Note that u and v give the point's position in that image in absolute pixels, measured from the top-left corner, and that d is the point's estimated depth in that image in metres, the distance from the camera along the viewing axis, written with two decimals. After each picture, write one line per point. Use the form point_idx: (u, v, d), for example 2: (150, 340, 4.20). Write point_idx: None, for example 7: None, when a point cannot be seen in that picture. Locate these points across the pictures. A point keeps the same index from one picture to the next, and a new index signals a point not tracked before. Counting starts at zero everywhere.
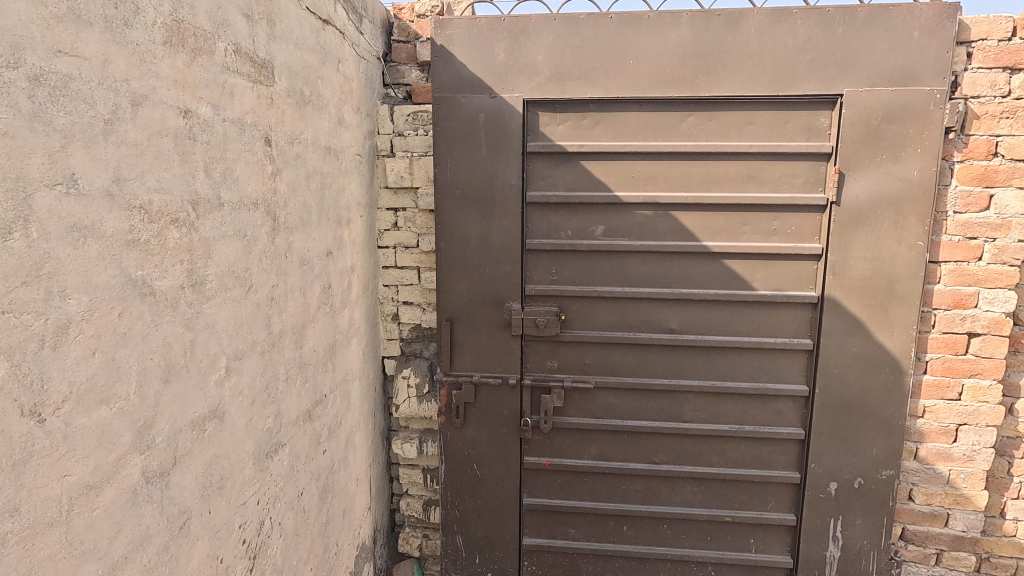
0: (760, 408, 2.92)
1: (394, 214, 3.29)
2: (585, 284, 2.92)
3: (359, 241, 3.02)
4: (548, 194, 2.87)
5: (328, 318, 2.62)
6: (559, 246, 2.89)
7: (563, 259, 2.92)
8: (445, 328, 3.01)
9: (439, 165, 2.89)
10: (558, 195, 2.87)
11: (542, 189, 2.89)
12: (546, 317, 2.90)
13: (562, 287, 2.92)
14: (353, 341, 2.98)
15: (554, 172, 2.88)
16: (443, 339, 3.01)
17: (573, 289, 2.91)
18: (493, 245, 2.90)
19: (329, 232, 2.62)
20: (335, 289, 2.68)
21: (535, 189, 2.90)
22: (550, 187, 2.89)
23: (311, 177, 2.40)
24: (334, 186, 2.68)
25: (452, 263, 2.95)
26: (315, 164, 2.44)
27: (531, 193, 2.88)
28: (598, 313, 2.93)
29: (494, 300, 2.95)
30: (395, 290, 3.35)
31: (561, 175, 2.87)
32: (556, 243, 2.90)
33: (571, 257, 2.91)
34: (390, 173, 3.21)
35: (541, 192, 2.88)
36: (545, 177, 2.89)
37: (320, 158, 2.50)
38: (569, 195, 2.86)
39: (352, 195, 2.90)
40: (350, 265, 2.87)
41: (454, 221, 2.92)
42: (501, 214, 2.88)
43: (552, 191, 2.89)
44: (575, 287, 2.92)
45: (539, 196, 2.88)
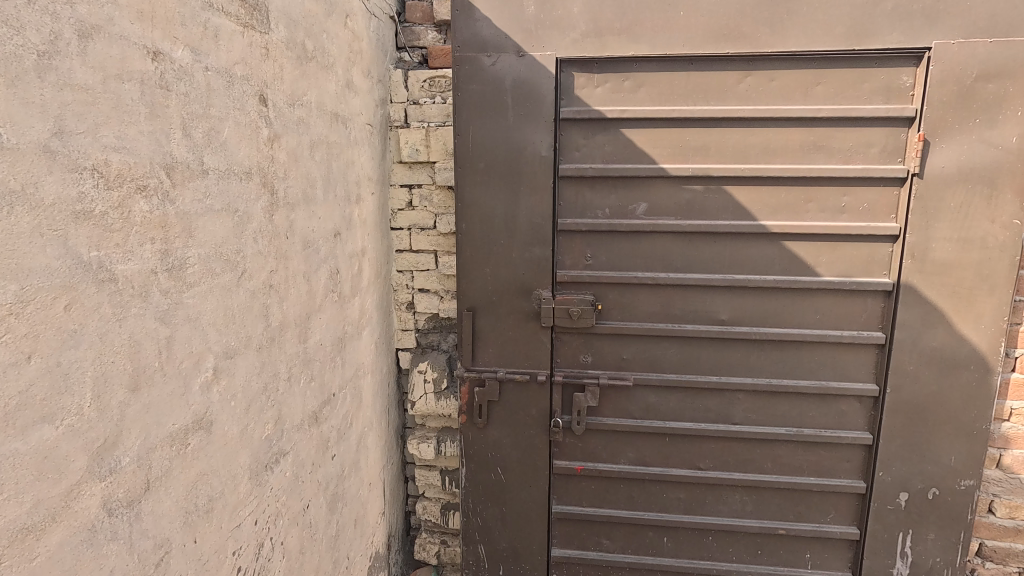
0: (820, 409, 2.59)
1: (408, 192, 2.97)
2: (623, 270, 2.59)
3: (371, 222, 2.71)
4: (583, 167, 2.53)
5: (337, 308, 2.32)
6: (594, 226, 2.56)
7: (599, 241, 2.59)
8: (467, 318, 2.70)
9: (459, 135, 2.56)
10: (594, 167, 2.53)
11: (575, 162, 2.55)
12: (581, 307, 2.58)
13: (598, 273, 2.59)
14: (364, 334, 2.69)
15: (589, 142, 2.53)
16: (464, 332, 2.70)
17: (611, 275, 2.58)
18: (520, 226, 2.58)
19: (337, 211, 2.31)
20: (344, 275, 2.38)
21: (568, 162, 2.56)
22: (585, 159, 2.55)
23: (315, 147, 2.09)
24: (343, 158, 2.36)
25: (474, 246, 2.63)
26: (319, 131, 2.12)
27: (564, 167, 2.54)
28: (638, 303, 2.60)
29: (521, 288, 2.63)
30: (410, 276, 3.07)
31: (597, 146, 2.53)
32: (591, 223, 2.56)
33: (608, 239, 2.58)
34: (404, 146, 2.89)
35: (574, 166, 2.54)
36: (579, 148, 2.54)
37: (325, 125, 2.18)
38: (606, 168, 2.52)
39: (363, 170, 2.59)
40: (361, 249, 2.57)
41: (476, 199, 2.59)
42: (529, 191, 2.55)
43: (587, 164, 2.54)
44: (612, 273, 2.59)
45: (573, 170, 2.54)
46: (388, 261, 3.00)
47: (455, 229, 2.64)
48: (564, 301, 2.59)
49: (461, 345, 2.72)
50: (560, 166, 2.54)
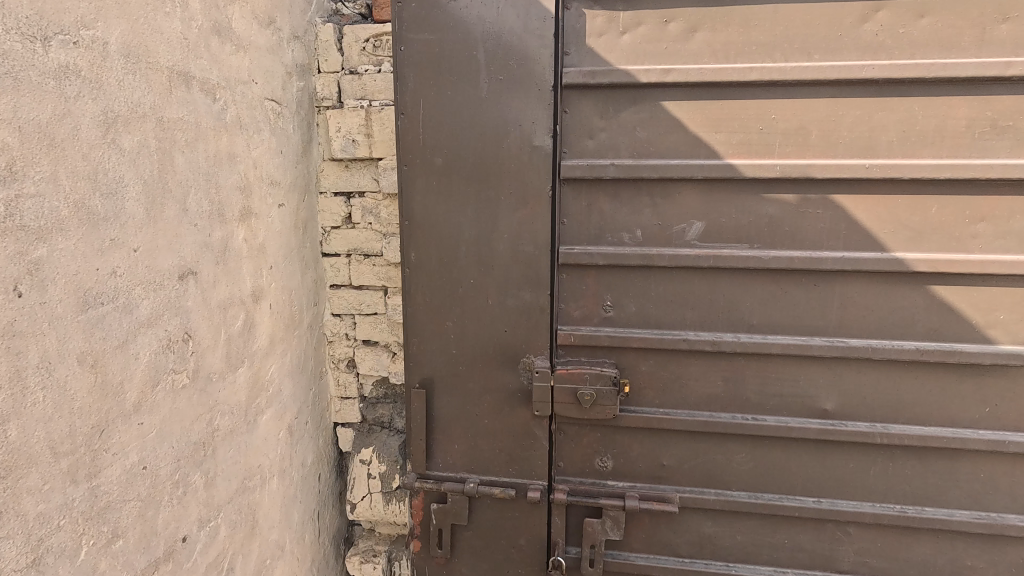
0: (987, 558, 1.59)
1: (346, 203, 2.08)
2: (664, 328, 1.62)
3: (277, 250, 1.79)
4: (600, 165, 1.58)
5: (190, 398, 1.40)
6: (618, 259, 1.60)
7: (624, 282, 1.62)
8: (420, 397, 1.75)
9: (402, 114, 1.63)
10: (616, 165, 1.57)
11: (587, 155, 1.60)
12: (597, 386, 1.63)
13: (623, 332, 1.63)
14: (264, 418, 1.77)
15: (609, 124, 1.58)
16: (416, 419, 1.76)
17: (644, 336, 1.62)
18: (500, 258, 1.64)
19: (190, 237, 1.39)
20: (204, 340, 1.45)
21: (576, 156, 1.60)
22: (602, 152, 1.59)
23: (119, 124, 1.17)
24: (206, 148, 1.44)
25: (429, 289, 1.69)
26: (134, 96, 1.20)
27: (569, 164, 1.59)
28: (687, 380, 1.64)
29: (502, 354, 1.69)
30: (350, 322, 2.17)
31: (623, 129, 1.57)
32: (612, 253, 1.60)
33: (639, 280, 1.61)
34: (337, 136, 1.99)
35: (586, 162, 1.59)
36: (594, 133, 1.59)
37: (156, 91, 1.27)
38: (637, 165, 1.56)
39: (258, 171, 1.67)
40: (252, 293, 1.66)
41: (430, 216, 1.66)
42: (514, 203, 1.61)
43: (605, 158, 1.58)
44: (647, 334, 1.62)
45: (583, 169, 1.58)
46: (314, 302, 2.08)
47: (401, 261, 1.70)
48: (571, 378, 1.63)
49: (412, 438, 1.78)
50: (563, 162, 1.59)
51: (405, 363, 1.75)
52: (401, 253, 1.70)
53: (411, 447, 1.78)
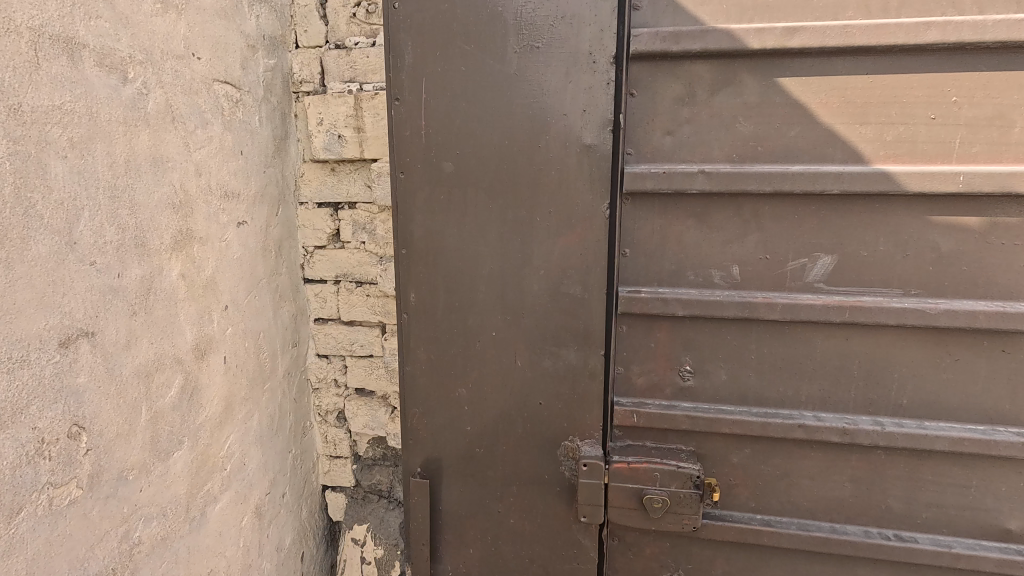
0: None
1: (333, 216, 1.63)
2: (767, 408, 1.20)
3: (235, 284, 1.35)
4: (685, 175, 1.15)
5: (84, 515, 0.96)
6: (707, 308, 1.18)
7: (712, 340, 1.21)
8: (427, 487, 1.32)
9: (397, 99, 1.18)
10: (708, 173, 1.14)
11: (663, 160, 1.17)
12: (669, 488, 1.18)
13: (710, 411, 1.21)
14: (218, 509, 1.33)
15: (696, 113, 1.15)
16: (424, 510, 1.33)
17: (742, 418, 1.19)
18: (534, 304, 1.21)
19: (80, 282, 0.94)
20: (113, 429, 1.01)
21: (647, 160, 1.18)
22: (686, 154, 1.16)
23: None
24: (110, 150, 0.99)
25: (435, 342, 1.26)
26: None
27: (638, 171, 1.17)
28: (797, 474, 1.21)
29: (539, 431, 1.25)
30: (340, 366, 1.74)
31: (725, 120, 1.14)
32: (700, 301, 1.18)
33: (736, 336, 1.20)
34: (319, 130, 1.53)
35: (662, 169, 1.16)
36: (673, 127, 1.16)
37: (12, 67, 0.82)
38: (739, 175, 1.13)
39: (200, 179, 1.22)
40: (193, 347, 1.21)
41: (435, 244, 1.22)
42: (556, 228, 1.17)
43: (691, 164, 1.16)
44: (745, 415, 1.20)
45: (659, 179, 1.16)
46: (294, 343, 1.65)
47: (396, 300, 1.27)
48: (632, 474, 1.19)
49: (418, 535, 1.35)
50: (628, 169, 1.17)
51: (404, 441, 1.31)
52: (395, 293, 1.26)
53: (411, 551, 1.33)
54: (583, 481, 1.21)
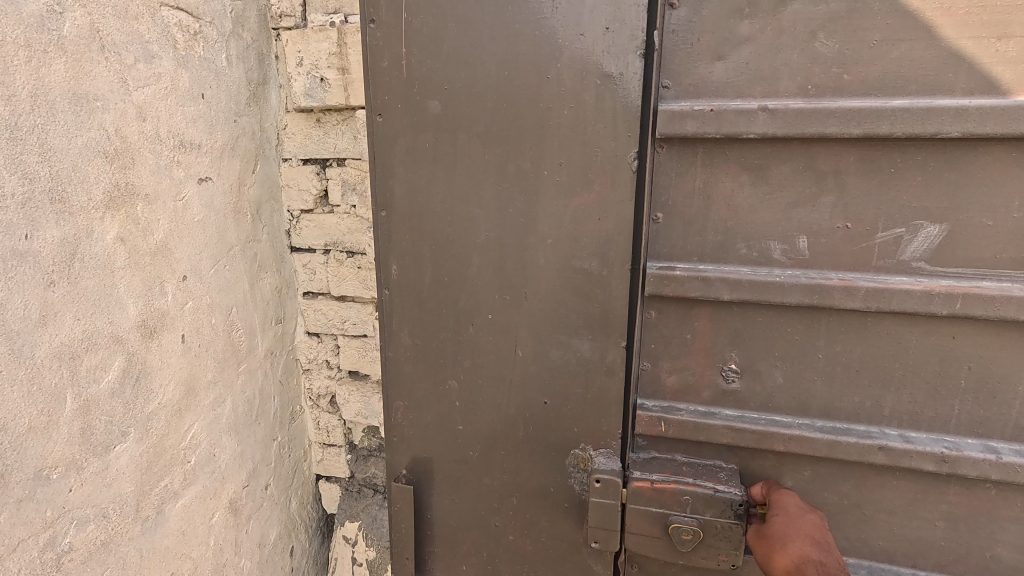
0: None
1: (320, 174, 1.43)
2: (836, 424, 1.04)
3: (195, 251, 1.16)
4: (743, 115, 0.96)
5: None
6: (769, 292, 1.00)
7: (766, 335, 1.04)
8: (420, 488, 1.25)
9: (373, 22, 1.05)
10: (772, 111, 0.95)
11: (712, 95, 0.98)
12: (700, 516, 1.03)
13: (762, 424, 1.06)
14: (178, 506, 1.17)
15: (756, 29, 0.94)
16: (430, 499, 1.26)
17: (802, 435, 1.04)
18: (539, 277, 1.07)
19: None
20: (24, 422, 0.84)
21: (689, 96, 0.99)
22: (749, 84, 0.96)
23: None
24: (5, 79, 0.79)
25: (420, 318, 1.16)
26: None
27: (678, 108, 0.98)
28: (865, 501, 1.06)
29: (545, 418, 1.13)
30: (332, 344, 1.57)
31: (813, 36, 0.92)
32: (757, 282, 1.00)
33: (802, 327, 1.03)
34: (299, 73, 1.33)
35: (709, 105, 0.97)
36: (725, 52, 0.96)
37: None
38: (813, 114, 0.93)
39: (144, 123, 1.02)
40: (139, 325, 1.03)
41: (421, 202, 1.11)
42: (567, 185, 1.02)
43: (751, 101, 0.96)
44: (809, 431, 1.04)
45: (704, 119, 0.97)
46: (279, 319, 1.47)
47: (375, 257, 1.16)
48: (657, 496, 1.06)
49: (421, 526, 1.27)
50: (662, 106, 0.99)
51: (389, 439, 1.25)
52: (377, 263, 1.17)
53: (395, 564, 1.29)
54: (597, 500, 1.09)
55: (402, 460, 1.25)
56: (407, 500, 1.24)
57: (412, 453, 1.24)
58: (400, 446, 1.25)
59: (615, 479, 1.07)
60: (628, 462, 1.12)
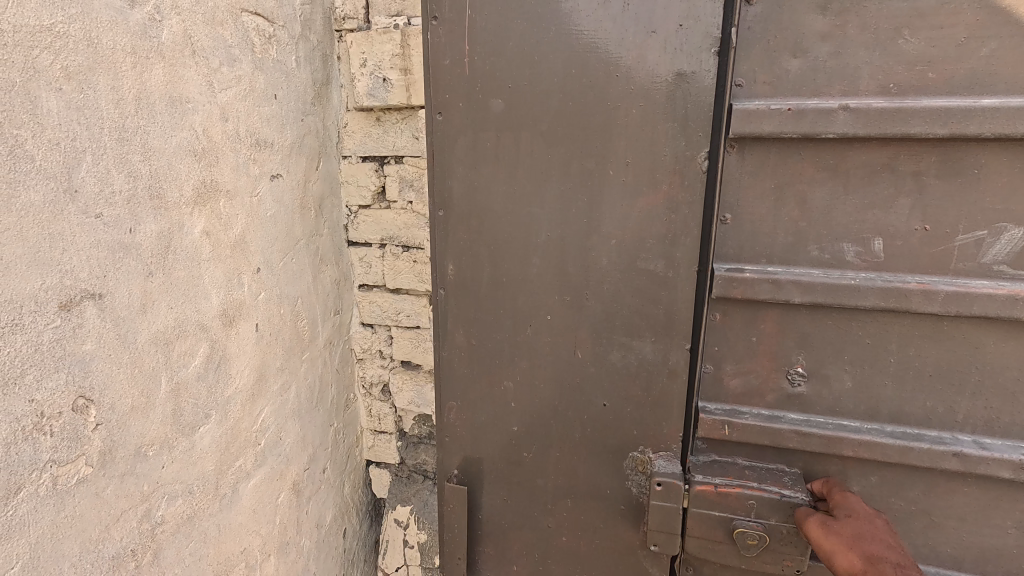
0: None
1: (379, 170, 1.49)
2: (906, 429, 1.04)
3: (267, 244, 1.22)
4: (823, 115, 0.96)
5: (96, 493, 0.87)
6: (842, 296, 1.01)
7: (836, 339, 1.05)
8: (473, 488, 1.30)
9: (435, 18, 1.09)
10: (853, 111, 0.95)
11: (788, 93, 0.99)
12: (766, 520, 1.07)
13: (830, 428, 1.07)
14: (251, 485, 1.24)
15: (837, 27, 0.95)
16: (480, 498, 1.30)
17: (873, 440, 1.04)
18: (602, 278, 1.10)
19: (83, 238, 0.82)
20: (127, 402, 0.91)
21: (763, 95, 1.00)
22: (828, 84, 0.97)
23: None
24: (115, 84, 0.85)
25: (476, 318, 1.20)
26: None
27: (755, 106, 0.99)
28: (933, 507, 1.07)
29: (607, 413, 1.16)
30: (385, 334, 1.62)
31: (896, 34, 0.92)
32: (831, 285, 1.01)
33: (873, 330, 1.03)
34: (362, 73, 1.38)
35: (787, 104, 0.98)
36: (802, 51, 0.97)
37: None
38: (895, 114, 0.93)
39: (227, 124, 1.08)
40: (220, 314, 1.10)
41: (480, 202, 1.14)
42: (633, 185, 1.05)
43: (830, 100, 0.97)
44: (879, 436, 1.04)
45: (782, 119, 0.98)
46: (337, 310, 1.53)
47: (431, 258, 1.21)
48: (721, 501, 1.09)
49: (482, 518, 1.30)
50: (738, 105, 0.99)
51: (442, 438, 1.30)
52: (433, 264, 1.21)
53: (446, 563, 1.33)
54: (657, 503, 1.11)
55: (454, 461, 1.30)
56: (459, 500, 1.29)
57: (464, 453, 1.28)
58: (450, 447, 1.29)
59: (676, 482, 1.10)
60: (688, 465, 1.14)
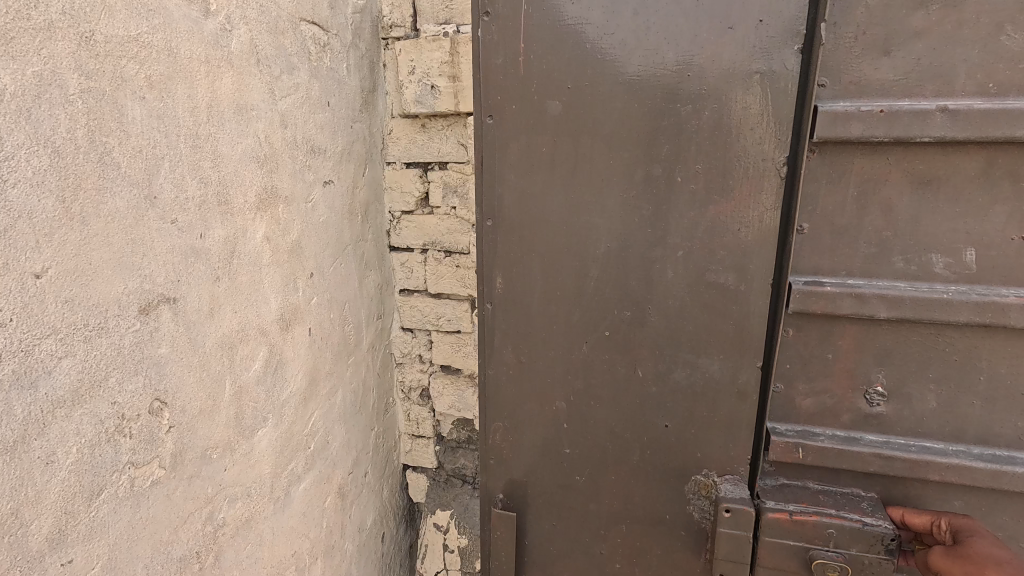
0: None
1: (422, 177, 1.50)
2: (996, 452, 1.04)
3: (320, 250, 1.24)
4: (918, 118, 0.96)
5: (167, 495, 0.88)
6: (931, 311, 1.01)
7: (920, 355, 1.05)
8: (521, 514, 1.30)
9: (487, 15, 1.09)
10: (952, 113, 0.94)
11: (876, 95, 0.99)
12: (846, 551, 1.04)
13: (914, 451, 1.06)
14: (301, 488, 1.25)
15: (932, 24, 0.94)
16: (528, 522, 1.30)
17: (961, 464, 1.03)
18: (668, 290, 1.10)
19: (160, 243, 0.83)
20: (196, 404, 0.92)
21: (850, 95, 1.00)
22: (920, 84, 0.97)
23: None
24: (190, 92, 0.86)
25: (526, 332, 1.20)
26: None
27: (844, 111, 0.99)
28: (1018, 529, 1.05)
29: (676, 421, 1.15)
30: (424, 338, 1.63)
31: (995, 30, 0.92)
32: (919, 299, 1.01)
33: (961, 346, 1.03)
34: (410, 80, 1.40)
35: (876, 106, 0.98)
36: (893, 47, 0.97)
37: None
38: (998, 115, 0.92)
39: (286, 131, 1.10)
40: (278, 319, 1.11)
41: (532, 210, 1.14)
42: (703, 193, 1.05)
43: (924, 101, 0.96)
44: (967, 459, 1.04)
45: (871, 121, 0.98)
46: (379, 315, 1.54)
47: (477, 269, 1.21)
48: (798, 528, 1.07)
49: (542, 530, 1.29)
50: (823, 107, 0.99)
51: (487, 462, 1.30)
52: (480, 276, 1.21)
53: None
54: (727, 531, 1.09)
55: (498, 482, 1.30)
56: (506, 522, 1.28)
57: (509, 476, 1.29)
58: (496, 470, 1.29)
59: (747, 509, 1.08)
60: (759, 491, 1.13)
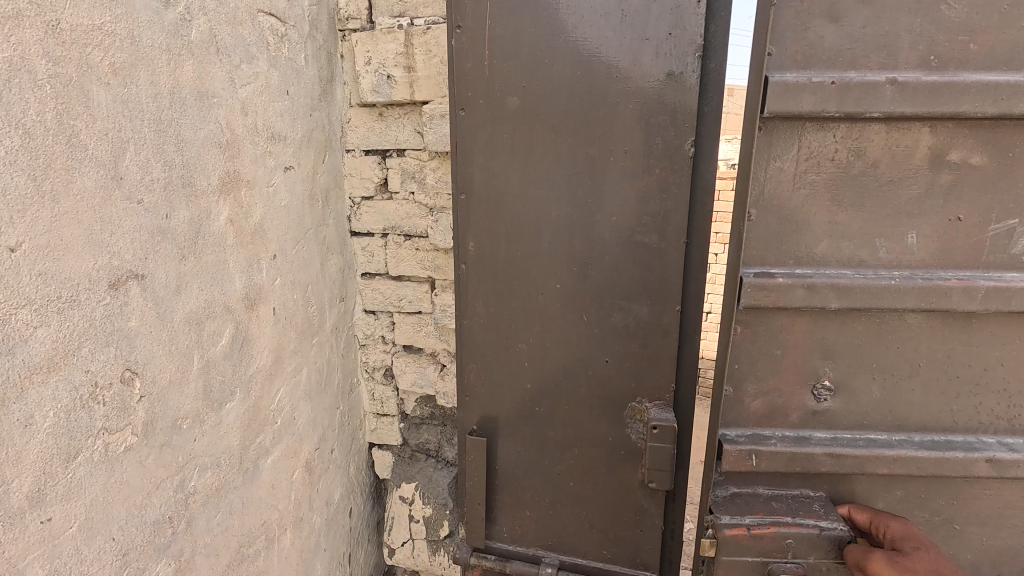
0: None
1: (381, 164, 1.54)
2: (935, 437, 1.07)
3: (282, 232, 1.28)
4: (869, 90, 0.95)
5: (140, 461, 0.93)
6: (879, 298, 1.01)
7: (865, 348, 1.06)
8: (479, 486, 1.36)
9: (458, 27, 1.11)
10: (901, 85, 0.94)
11: (822, 65, 0.96)
12: (804, 559, 1.07)
13: (862, 446, 1.08)
14: (269, 461, 1.30)
15: None
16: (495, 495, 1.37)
17: (907, 455, 1.05)
18: (603, 250, 1.14)
19: (128, 221, 0.87)
20: (166, 375, 0.97)
21: (796, 65, 0.96)
22: (866, 55, 0.95)
23: None
24: (153, 79, 0.90)
25: (495, 291, 1.23)
26: None
27: (797, 83, 0.96)
28: (954, 511, 1.10)
29: (614, 387, 1.21)
30: (387, 319, 1.68)
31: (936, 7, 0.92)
32: (869, 288, 1.01)
33: (904, 334, 1.04)
34: (367, 71, 1.43)
35: (828, 78, 0.95)
36: (838, 15, 0.94)
37: None
38: (945, 88, 0.92)
39: (247, 118, 1.13)
40: (244, 299, 1.16)
41: (497, 189, 1.17)
42: (630, 168, 1.09)
43: (872, 74, 0.95)
44: (912, 448, 1.06)
45: (825, 93, 0.95)
46: (341, 297, 1.57)
47: (453, 245, 1.25)
48: (757, 543, 1.07)
49: (508, 505, 1.37)
50: (773, 77, 0.95)
51: None
52: (455, 241, 1.24)
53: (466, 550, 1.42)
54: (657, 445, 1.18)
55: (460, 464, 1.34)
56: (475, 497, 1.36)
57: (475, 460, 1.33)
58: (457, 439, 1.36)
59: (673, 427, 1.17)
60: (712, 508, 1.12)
